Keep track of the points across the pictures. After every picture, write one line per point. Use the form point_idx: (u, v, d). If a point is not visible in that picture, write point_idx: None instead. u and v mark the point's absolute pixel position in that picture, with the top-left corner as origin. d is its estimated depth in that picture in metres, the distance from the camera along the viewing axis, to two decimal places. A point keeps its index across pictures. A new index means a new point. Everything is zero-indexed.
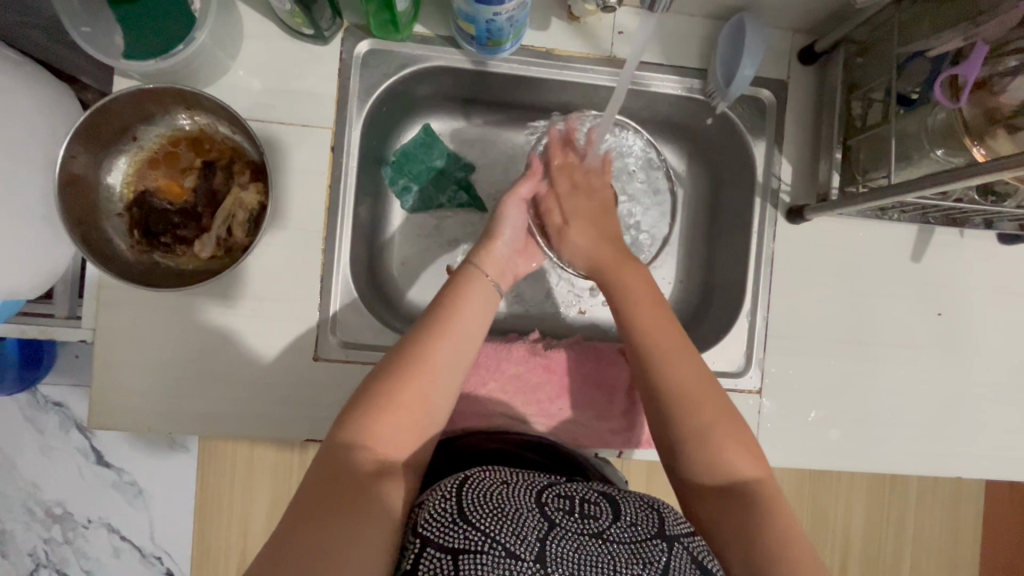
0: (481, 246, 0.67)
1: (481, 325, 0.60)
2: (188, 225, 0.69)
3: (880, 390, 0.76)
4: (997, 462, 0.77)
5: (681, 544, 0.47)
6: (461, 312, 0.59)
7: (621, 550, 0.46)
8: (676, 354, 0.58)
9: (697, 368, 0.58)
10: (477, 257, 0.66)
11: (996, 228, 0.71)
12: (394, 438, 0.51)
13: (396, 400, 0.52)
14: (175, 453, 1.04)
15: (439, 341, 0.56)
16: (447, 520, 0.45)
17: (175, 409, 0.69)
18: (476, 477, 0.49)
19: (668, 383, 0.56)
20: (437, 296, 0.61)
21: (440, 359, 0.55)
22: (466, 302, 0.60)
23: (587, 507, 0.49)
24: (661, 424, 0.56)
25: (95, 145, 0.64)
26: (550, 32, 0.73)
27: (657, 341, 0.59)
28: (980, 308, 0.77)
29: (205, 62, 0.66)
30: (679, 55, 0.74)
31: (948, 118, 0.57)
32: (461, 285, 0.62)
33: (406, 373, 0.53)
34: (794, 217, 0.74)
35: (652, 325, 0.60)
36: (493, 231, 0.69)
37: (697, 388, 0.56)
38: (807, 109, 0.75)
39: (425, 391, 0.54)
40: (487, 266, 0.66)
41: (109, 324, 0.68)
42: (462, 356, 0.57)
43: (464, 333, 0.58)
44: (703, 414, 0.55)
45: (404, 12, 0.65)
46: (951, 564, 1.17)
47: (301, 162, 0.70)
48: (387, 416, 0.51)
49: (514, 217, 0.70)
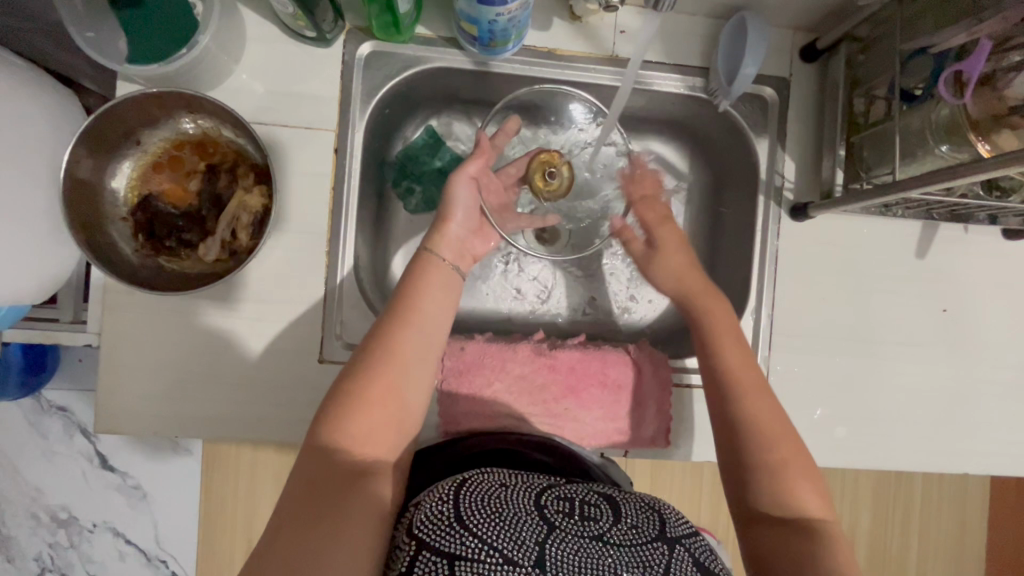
0: (434, 230, 0.65)
1: (447, 312, 0.61)
2: (193, 228, 0.69)
3: (885, 387, 0.76)
4: (1004, 458, 0.76)
5: (683, 545, 0.47)
6: (424, 302, 0.59)
7: (622, 555, 0.45)
8: (756, 392, 0.59)
9: (774, 407, 0.59)
10: (430, 241, 0.64)
11: (999, 224, 0.71)
12: (372, 433, 0.52)
13: (367, 395, 0.52)
14: (180, 456, 1.05)
15: (405, 333, 0.56)
16: (444, 523, 0.45)
17: (180, 412, 0.69)
18: (473, 481, 0.50)
19: (747, 418, 0.58)
20: (399, 286, 0.61)
21: (405, 351, 0.55)
22: (430, 291, 0.60)
23: (587, 510, 0.48)
24: (733, 454, 0.58)
25: (99, 149, 0.64)
26: (551, 32, 0.73)
27: (741, 377, 0.60)
28: (985, 304, 0.77)
29: (208, 65, 0.66)
30: (681, 54, 0.74)
31: (952, 114, 0.57)
32: (422, 273, 0.61)
33: (375, 367, 0.53)
34: (799, 215, 0.74)
35: (739, 362, 0.61)
36: (448, 211, 0.67)
37: (772, 424, 0.57)
38: (809, 107, 0.75)
39: (395, 382, 0.54)
40: (444, 250, 0.64)
41: (114, 328, 0.68)
42: (428, 346, 0.57)
43: (430, 321, 0.58)
44: (779, 449, 0.56)
45: (406, 13, 0.66)
46: (958, 561, 1.17)
47: (305, 164, 0.71)
48: (362, 412, 0.51)
49: (464, 197, 0.67)
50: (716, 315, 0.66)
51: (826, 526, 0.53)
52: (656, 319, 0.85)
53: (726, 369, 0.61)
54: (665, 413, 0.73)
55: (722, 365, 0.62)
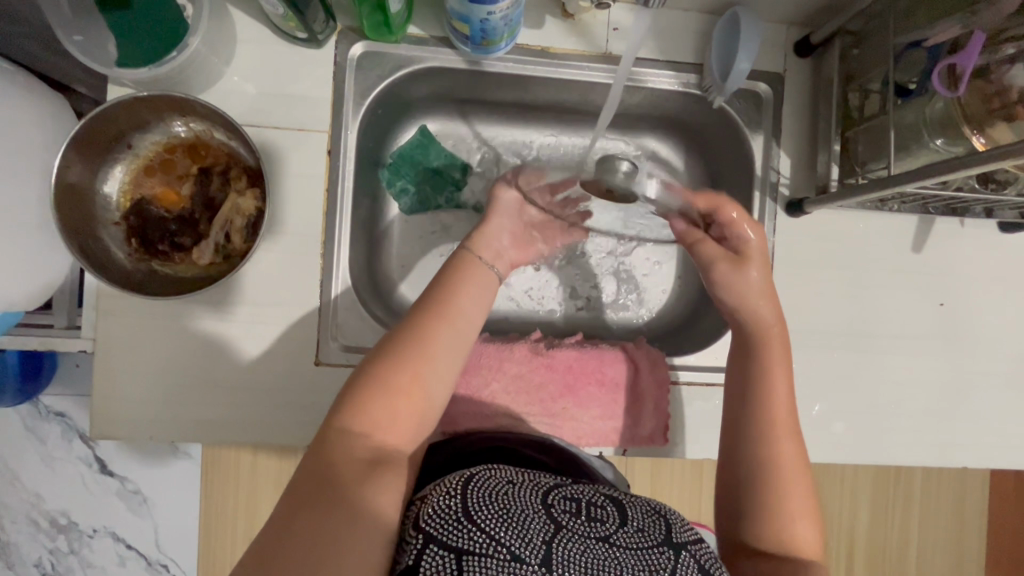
0: (475, 228, 0.65)
1: (479, 309, 0.60)
2: (186, 232, 0.69)
3: (884, 382, 0.76)
4: (1002, 451, 0.76)
5: (688, 552, 0.47)
6: (461, 296, 0.59)
7: (627, 557, 0.45)
8: (788, 437, 0.59)
9: (798, 452, 0.59)
10: (470, 240, 0.64)
11: (996, 217, 0.71)
12: (388, 427, 0.51)
13: (392, 385, 0.52)
14: (180, 461, 1.04)
15: (438, 327, 0.56)
16: (451, 518, 0.45)
17: (176, 417, 0.68)
18: (481, 475, 0.49)
19: (770, 461, 0.58)
20: (434, 282, 0.61)
21: (434, 349, 0.55)
22: (467, 287, 0.60)
23: (593, 511, 0.48)
24: (740, 486, 0.58)
25: (91, 153, 0.64)
26: (544, 30, 0.73)
27: (774, 417, 0.60)
28: (982, 298, 0.77)
29: (199, 66, 0.65)
30: (675, 51, 0.74)
31: (946, 107, 0.57)
32: (459, 270, 0.61)
33: (405, 356, 0.53)
34: (793, 211, 0.74)
35: (778, 403, 0.60)
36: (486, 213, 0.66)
37: (789, 468, 0.58)
38: (804, 102, 0.75)
39: (424, 376, 0.54)
40: (481, 250, 0.64)
41: (109, 333, 0.68)
42: (461, 344, 0.57)
43: (461, 319, 0.58)
44: (790, 496, 0.57)
45: (397, 13, 0.65)
46: (959, 556, 1.17)
47: (298, 166, 0.70)
48: (381, 407, 0.51)
49: (507, 203, 0.66)
50: (766, 351, 0.63)
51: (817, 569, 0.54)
52: (653, 317, 0.85)
53: (760, 409, 0.60)
54: (663, 411, 0.73)
55: (760, 404, 0.60)
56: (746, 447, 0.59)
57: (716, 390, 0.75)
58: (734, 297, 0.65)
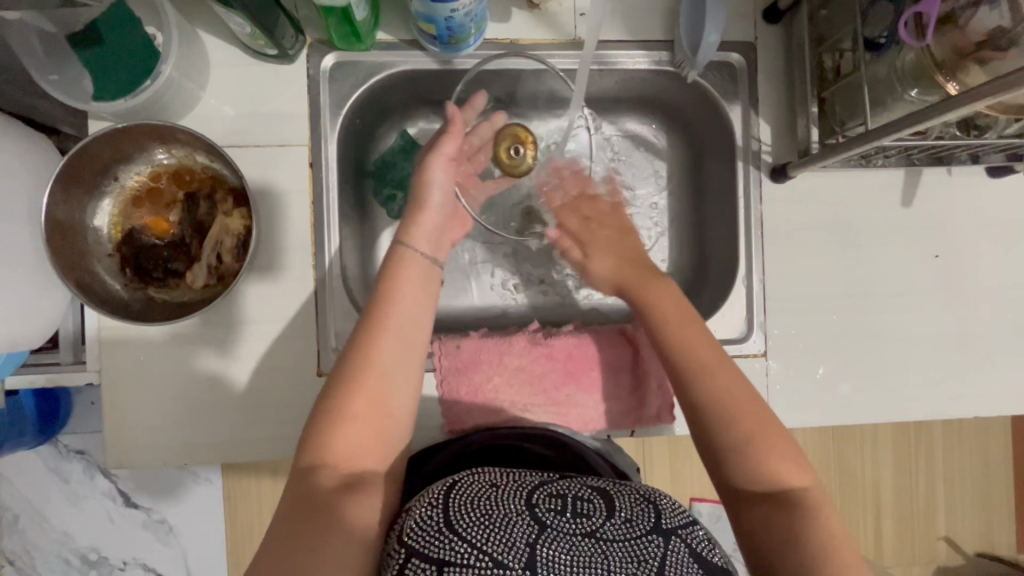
0: (411, 221, 0.65)
1: (423, 305, 0.60)
2: (179, 257, 0.70)
3: (886, 339, 0.75)
4: (1014, 397, 0.76)
5: (678, 538, 0.47)
6: (399, 302, 0.59)
7: (615, 549, 0.45)
8: (729, 380, 0.56)
9: (742, 388, 0.56)
10: (405, 233, 0.64)
11: (982, 163, 0.70)
12: (358, 453, 0.52)
13: (352, 411, 0.52)
14: (201, 486, 1.06)
15: (384, 339, 0.56)
16: (433, 528, 0.45)
17: (185, 443, 0.69)
18: (464, 482, 0.50)
19: (721, 406, 0.55)
20: (378, 278, 0.61)
21: (386, 356, 0.55)
22: (406, 288, 0.60)
23: (580, 505, 0.48)
24: (712, 444, 0.55)
25: (76, 189, 0.65)
26: (511, 23, 0.73)
27: (701, 359, 0.58)
28: (979, 245, 0.76)
29: (173, 90, 0.66)
30: (643, 30, 0.74)
31: (916, 58, 0.56)
32: (399, 269, 0.61)
33: (357, 379, 0.53)
34: (779, 175, 0.73)
35: (698, 347, 0.58)
36: (420, 198, 0.67)
37: (738, 404, 0.55)
38: (778, 67, 0.75)
39: (378, 391, 0.54)
40: (418, 240, 0.64)
41: (113, 366, 0.69)
42: (411, 348, 0.57)
43: (407, 321, 0.58)
44: (756, 435, 0.53)
45: (363, 20, 0.65)
46: (988, 508, 1.17)
47: (281, 182, 0.71)
48: (346, 433, 0.51)
49: (442, 179, 0.68)
50: (681, 306, 0.62)
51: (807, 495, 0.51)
52: None
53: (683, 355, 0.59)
54: (668, 389, 0.73)
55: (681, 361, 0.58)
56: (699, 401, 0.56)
57: None
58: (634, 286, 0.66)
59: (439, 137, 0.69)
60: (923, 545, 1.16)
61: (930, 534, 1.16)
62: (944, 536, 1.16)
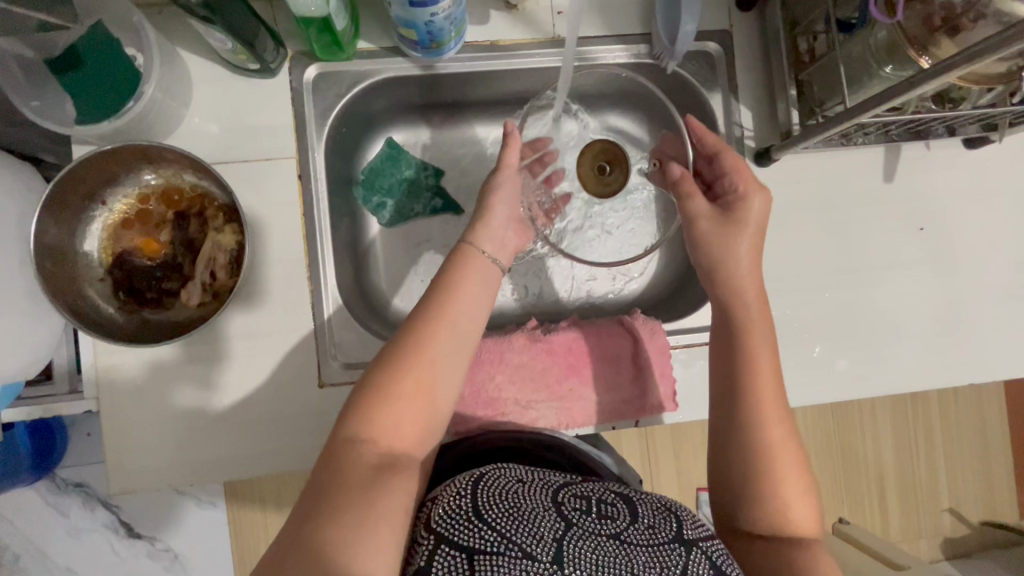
0: (477, 222, 0.65)
1: (479, 305, 0.58)
2: (172, 277, 0.69)
3: (880, 312, 0.77)
4: (1007, 363, 0.77)
5: (699, 548, 0.47)
6: (461, 297, 0.58)
7: (638, 552, 0.45)
8: (776, 415, 0.57)
9: (787, 432, 0.57)
10: (472, 234, 0.64)
11: (959, 134, 0.72)
12: (397, 433, 0.51)
13: (397, 389, 0.51)
14: (204, 511, 1.05)
15: (439, 332, 0.55)
16: (462, 518, 0.45)
17: (189, 464, 0.69)
18: (492, 475, 0.50)
19: (756, 438, 0.57)
20: (439, 272, 0.61)
21: (440, 346, 0.54)
22: (467, 288, 0.59)
23: (604, 508, 0.49)
24: (732, 469, 0.57)
25: (64, 215, 0.64)
26: (490, 25, 0.74)
27: (759, 392, 0.58)
28: (962, 216, 0.78)
29: (157, 109, 0.66)
30: (620, 25, 0.75)
31: (888, 35, 0.58)
32: (461, 265, 0.61)
33: (406, 360, 0.53)
34: (763, 160, 0.75)
35: (760, 378, 0.59)
36: (486, 205, 0.66)
37: (777, 445, 0.56)
38: (755, 53, 0.76)
39: (427, 379, 0.53)
40: (484, 243, 0.64)
41: (111, 391, 0.68)
42: (463, 344, 0.56)
43: (462, 315, 0.57)
44: (779, 476, 0.55)
45: (344, 30, 0.66)
46: (988, 474, 1.19)
47: (271, 196, 0.71)
48: (389, 411, 0.51)
49: (507, 192, 0.67)
50: (751, 322, 0.62)
51: (810, 543, 0.53)
52: (644, 289, 0.85)
53: (745, 378, 0.59)
54: (668, 375, 0.73)
55: (741, 388, 0.59)
56: (740, 430, 0.57)
57: None
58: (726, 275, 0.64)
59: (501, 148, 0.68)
60: (929, 517, 1.17)
61: (934, 506, 1.17)
62: (949, 506, 1.18)
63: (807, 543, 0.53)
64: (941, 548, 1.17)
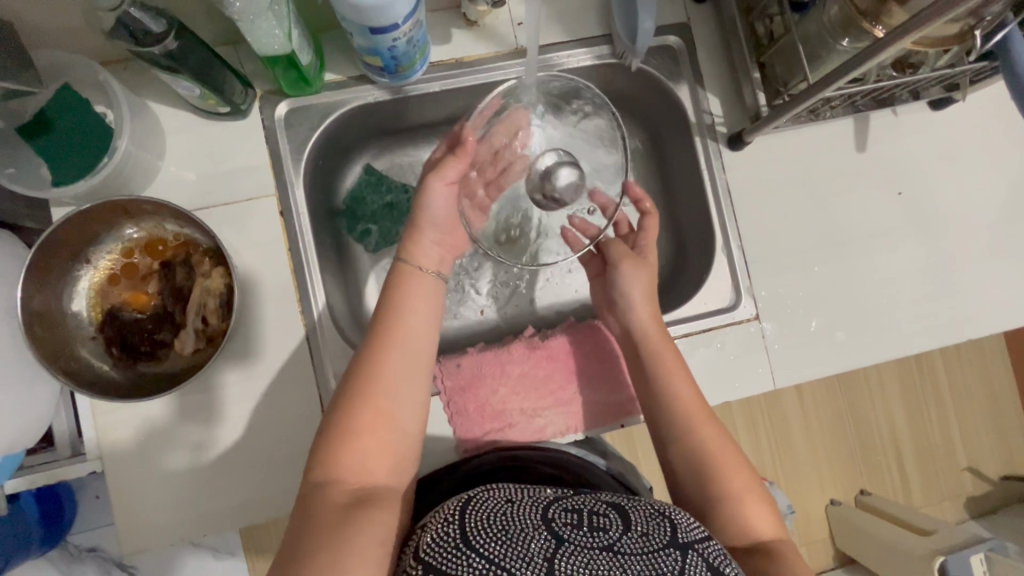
0: (406, 239, 0.65)
1: (429, 323, 0.60)
2: (163, 327, 0.69)
3: (870, 278, 0.77)
4: (1002, 315, 0.78)
5: (695, 551, 0.46)
6: (407, 316, 0.59)
7: (632, 562, 0.45)
8: (706, 424, 0.60)
9: (720, 434, 0.60)
10: (405, 253, 0.64)
11: (923, 98, 0.73)
12: (365, 471, 0.52)
13: (358, 427, 0.53)
14: (223, 562, 1.02)
15: (391, 354, 0.57)
16: (451, 545, 0.44)
17: (200, 515, 0.68)
18: (480, 497, 0.49)
19: (697, 450, 0.59)
20: (381, 298, 0.61)
21: (395, 370, 0.56)
22: (413, 304, 0.60)
23: (596, 519, 0.48)
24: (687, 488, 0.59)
25: (48, 277, 0.64)
26: (453, 43, 0.75)
27: (684, 408, 0.61)
28: (936, 177, 0.79)
29: (134, 166, 0.66)
30: (581, 29, 0.77)
31: (840, 11, 0.59)
32: (398, 286, 0.61)
33: (361, 394, 0.54)
34: (736, 144, 0.76)
35: (687, 396, 0.62)
36: (417, 218, 0.65)
37: (718, 451, 0.59)
38: (715, 42, 0.78)
39: (384, 407, 0.54)
40: (421, 260, 0.64)
41: (113, 449, 0.67)
42: (420, 366, 0.58)
43: (412, 334, 0.59)
44: (732, 479, 0.57)
45: (309, 64, 0.67)
46: (1001, 428, 1.19)
47: (254, 236, 0.71)
48: (354, 448, 0.52)
49: (442, 204, 0.65)
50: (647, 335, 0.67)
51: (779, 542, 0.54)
52: None
53: (666, 398, 0.63)
54: None
55: (671, 411, 0.62)
56: (676, 448, 0.60)
57: (713, 334, 0.75)
58: (630, 292, 0.70)
59: (444, 160, 0.65)
60: (949, 479, 1.17)
61: (952, 467, 1.17)
62: (968, 465, 1.18)
63: (777, 542, 0.54)
64: (966, 509, 1.16)
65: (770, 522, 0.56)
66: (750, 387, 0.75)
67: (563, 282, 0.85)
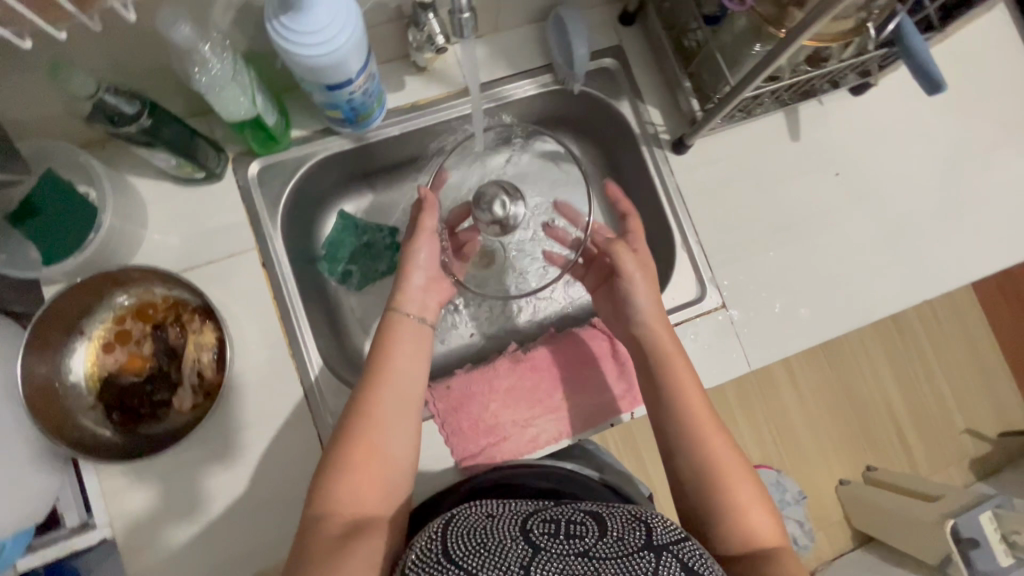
0: (397, 285, 0.68)
1: (418, 363, 0.64)
2: (161, 386, 0.71)
3: (823, 256, 0.82)
4: (953, 275, 0.83)
5: (669, 551, 0.46)
6: (394, 357, 0.62)
7: (607, 565, 0.44)
8: (713, 433, 0.61)
9: (726, 444, 0.61)
10: (397, 302, 0.67)
11: (842, 86, 0.80)
12: (355, 500, 0.54)
13: (350, 463, 0.55)
14: None
15: (385, 393, 0.60)
16: (433, 560, 0.45)
17: (210, 568, 0.69)
18: (463, 516, 0.50)
19: (704, 458, 0.59)
20: (373, 345, 0.64)
21: (386, 408, 0.59)
22: (399, 347, 0.63)
23: (573, 528, 0.48)
24: (689, 495, 0.59)
25: (45, 352, 0.67)
26: (406, 90, 0.80)
27: (690, 417, 0.62)
28: (869, 157, 0.85)
29: (118, 237, 0.70)
30: (524, 62, 0.83)
31: (747, 21, 0.65)
32: (390, 335, 0.64)
33: (354, 432, 0.57)
34: (680, 148, 0.82)
35: (695, 403, 0.62)
36: (405, 263, 0.69)
37: (724, 462, 0.59)
38: (648, 59, 0.84)
39: (379, 438, 0.57)
40: (407, 306, 0.67)
41: (121, 512, 0.69)
42: (411, 398, 0.61)
43: (402, 373, 0.61)
44: (735, 488, 0.58)
45: (276, 124, 0.72)
46: (986, 386, 1.24)
47: (238, 290, 0.74)
48: (344, 483, 0.54)
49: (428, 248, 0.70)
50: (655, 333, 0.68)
51: (779, 551, 0.55)
52: None
53: (673, 402, 0.63)
54: None
55: (680, 417, 0.62)
56: (682, 455, 0.61)
57: (685, 326, 0.79)
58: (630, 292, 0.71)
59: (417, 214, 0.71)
60: (949, 444, 1.20)
61: (950, 431, 1.20)
62: (966, 428, 1.21)
63: (779, 552, 0.55)
64: (971, 471, 1.20)
65: (771, 531, 0.57)
66: (727, 372, 0.79)
67: (540, 297, 0.89)
